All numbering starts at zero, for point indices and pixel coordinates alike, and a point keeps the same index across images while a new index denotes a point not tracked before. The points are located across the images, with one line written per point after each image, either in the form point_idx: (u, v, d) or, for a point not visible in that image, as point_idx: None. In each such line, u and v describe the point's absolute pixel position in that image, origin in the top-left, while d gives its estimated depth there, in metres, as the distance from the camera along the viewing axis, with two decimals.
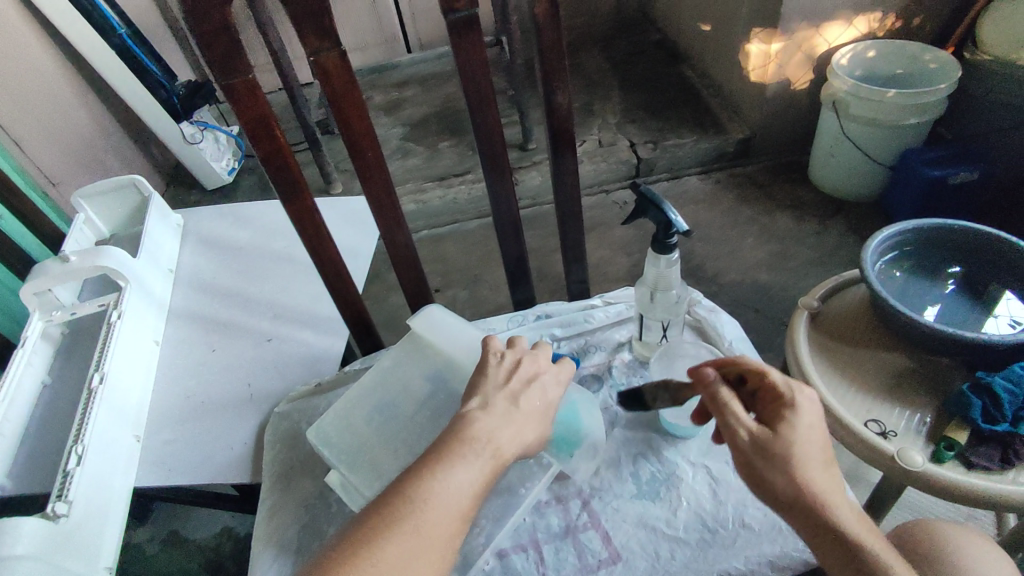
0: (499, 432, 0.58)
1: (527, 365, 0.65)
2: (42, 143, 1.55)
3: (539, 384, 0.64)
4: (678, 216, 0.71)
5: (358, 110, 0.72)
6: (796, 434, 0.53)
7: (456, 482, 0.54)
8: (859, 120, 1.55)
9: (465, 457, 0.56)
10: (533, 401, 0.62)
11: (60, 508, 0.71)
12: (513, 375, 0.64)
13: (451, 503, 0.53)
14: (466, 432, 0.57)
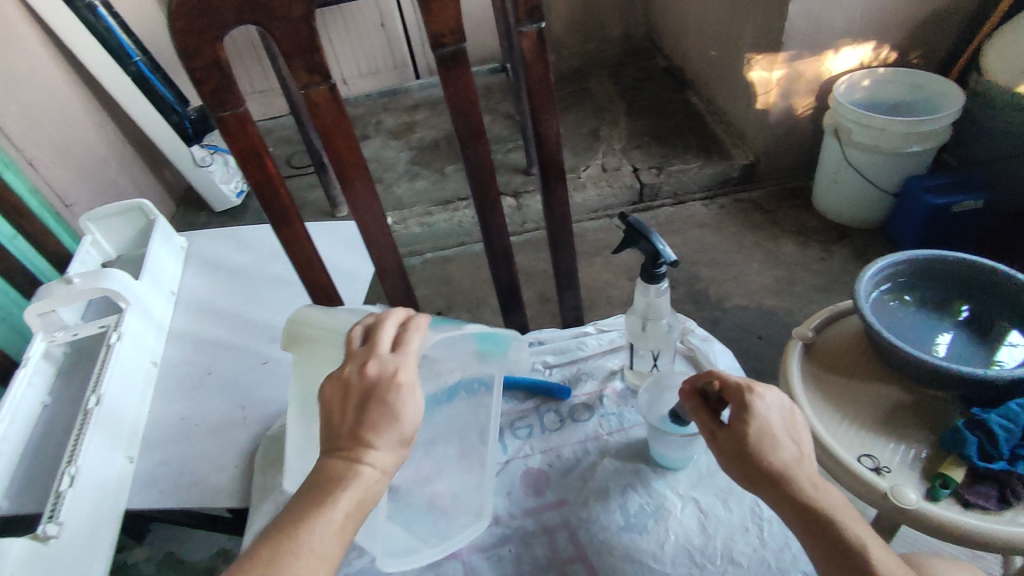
0: (356, 467, 0.52)
1: (357, 382, 0.55)
2: (57, 165, 1.60)
3: (376, 396, 0.54)
4: (666, 247, 0.71)
5: (349, 144, 0.74)
6: (752, 428, 0.56)
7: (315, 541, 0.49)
8: (861, 147, 1.55)
9: (320, 507, 0.50)
10: (380, 422, 0.54)
11: (50, 529, 0.72)
12: (350, 392, 0.55)
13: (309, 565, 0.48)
14: (327, 477, 0.52)
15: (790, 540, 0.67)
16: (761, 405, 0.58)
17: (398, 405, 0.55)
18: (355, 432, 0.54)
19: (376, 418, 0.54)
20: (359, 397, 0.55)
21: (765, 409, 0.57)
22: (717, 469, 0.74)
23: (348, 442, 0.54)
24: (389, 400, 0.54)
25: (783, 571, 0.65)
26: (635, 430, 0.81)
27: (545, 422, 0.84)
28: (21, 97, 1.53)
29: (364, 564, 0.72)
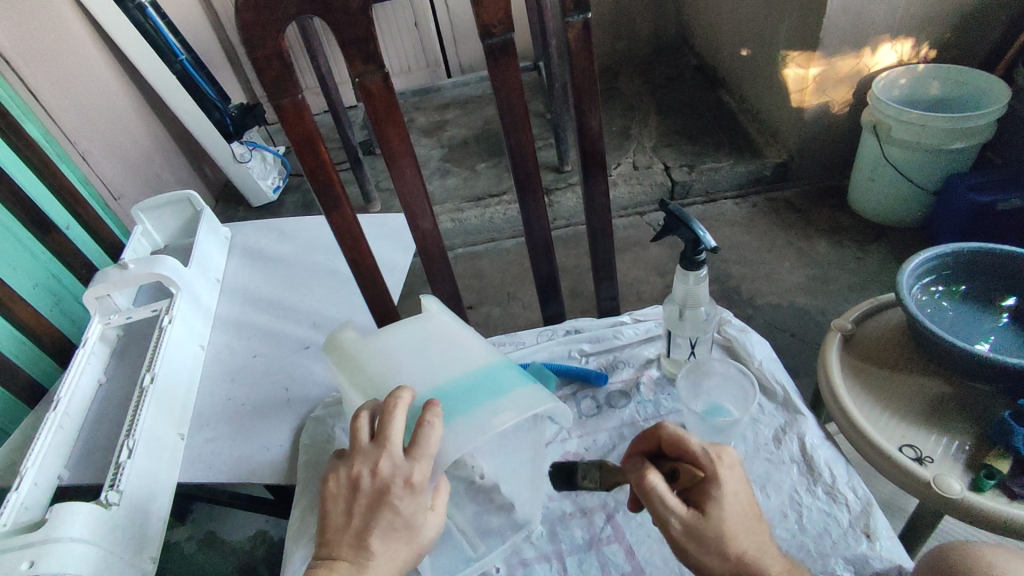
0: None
1: (370, 483, 0.58)
2: (108, 159, 1.66)
3: (388, 505, 0.57)
4: (707, 234, 0.72)
5: (399, 132, 0.77)
6: (726, 513, 0.54)
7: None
8: (899, 143, 1.53)
9: None
10: (386, 530, 0.57)
11: (112, 496, 0.76)
12: (361, 493, 0.58)
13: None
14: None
15: (829, 526, 0.67)
16: (728, 487, 0.56)
17: (410, 512, 0.58)
18: (366, 532, 0.57)
19: (386, 526, 0.57)
20: (370, 502, 0.58)
21: (730, 491, 0.56)
22: (755, 455, 0.75)
23: (353, 545, 0.57)
24: (400, 512, 0.57)
25: (823, 555, 0.64)
26: (672, 417, 0.81)
27: (582, 408, 0.85)
28: (76, 94, 1.60)
29: None
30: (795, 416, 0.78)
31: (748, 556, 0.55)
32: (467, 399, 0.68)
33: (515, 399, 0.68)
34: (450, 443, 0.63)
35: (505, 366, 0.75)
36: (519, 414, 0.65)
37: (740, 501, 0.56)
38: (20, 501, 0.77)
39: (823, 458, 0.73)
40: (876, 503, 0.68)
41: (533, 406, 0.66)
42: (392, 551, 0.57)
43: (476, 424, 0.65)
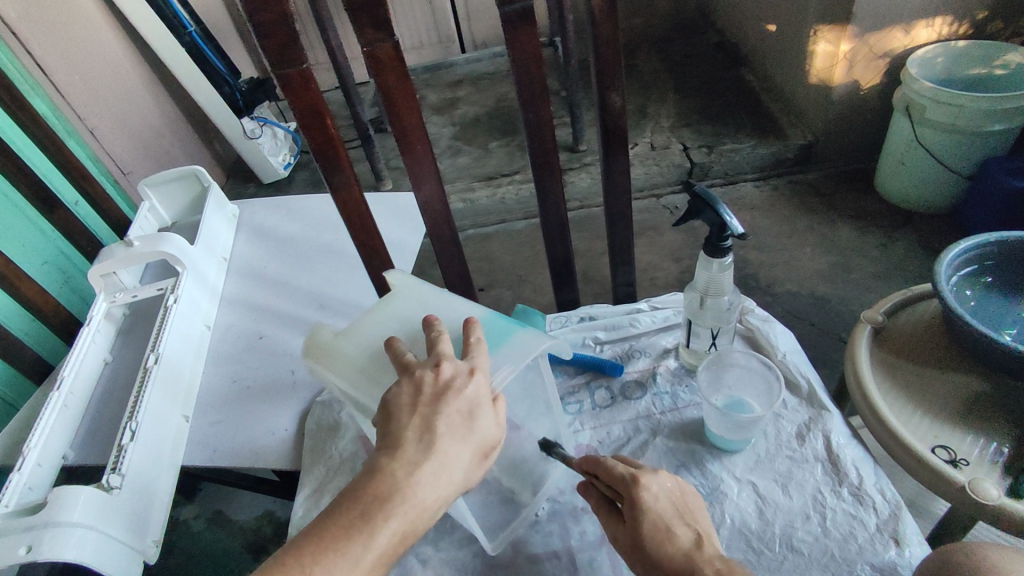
0: (423, 477, 0.51)
1: (438, 381, 0.56)
2: (115, 132, 1.63)
3: (454, 391, 0.55)
4: (734, 219, 0.68)
5: (410, 105, 0.74)
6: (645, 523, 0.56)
7: (410, 512, 0.51)
8: (933, 125, 1.46)
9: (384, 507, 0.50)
10: (454, 432, 0.54)
11: (114, 480, 0.75)
12: (424, 390, 0.55)
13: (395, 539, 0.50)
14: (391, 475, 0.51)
15: (855, 530, 0.63)
16: (650, 495, 0.58)
17: (474, 407, 0.55)
18: (438, 420, 0.53)
19: (451, 420, 0.54)
20: (435, 393, 0.55)
21: (653, 500, 0.57)
22: (777, 453, 0.71)
23: (418, 436, 0.53)
24: (468, 397, 0.55)
25: (848, 561, 0.61)
26: (690, 411, 0.78)
27: (595, 399, 0.82)
28: (83, 67, 1.56)
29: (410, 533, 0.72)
30: (821, 413, 0.74)
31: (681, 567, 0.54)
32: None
33: (512, 350, 0.65)
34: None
35: (490, 315, 0.71)
36: (517, 365, 0.63)
37: (664, 509, 0.57)
38: (23, 482, 0.76)
39: (850, 457, 0.69)
40: (905, 507, 0.64)
41: (528, 352, 0.64)
42: (458, 445, 0.53)
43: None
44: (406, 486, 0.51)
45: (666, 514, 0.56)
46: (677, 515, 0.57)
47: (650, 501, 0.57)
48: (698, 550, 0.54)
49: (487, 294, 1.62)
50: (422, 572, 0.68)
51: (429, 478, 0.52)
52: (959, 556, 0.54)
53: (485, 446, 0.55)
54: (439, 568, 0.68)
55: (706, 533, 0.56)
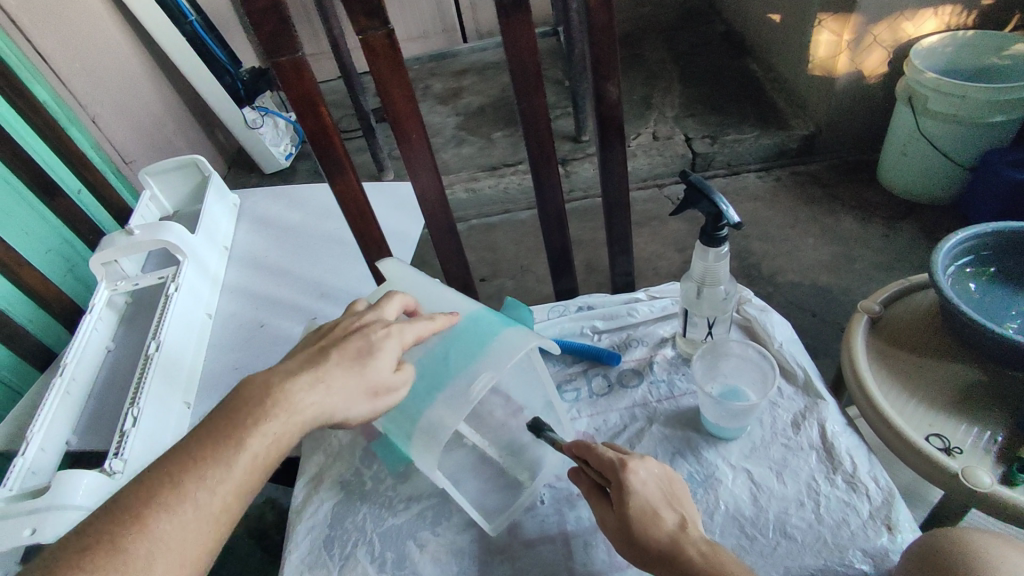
0: (297, 388, 0.55)
1: (352, 323, 0.63)
2: (117, 122, 1.63)
3: (361, 333, 0.61)
4: (730, 209, 0.67)
5: (405, 95, 0.74)
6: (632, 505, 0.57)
7: (280, 420, 0.53)
8: (934, 116, 1.45)
9: (248, 416, 0.52)
10: (342, 357, 0.58)
11: (116, 465, 0.76)
12: (338, 329, 0.63)
13: (269, 443, 0.52)
14: (260, 388, 0.54)
15: (848, 516, 0.64)
16: (638, 479, 0.58)
17: (375, 351, 0.60)
18: (333, 348, 0.59)
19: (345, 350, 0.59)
20: (346, 333, 0.62)
21: (641, 485, 0.58)
22: (772, 441, 0.72)
23: (310, 358, 0.58)
24: (371, 341, 0.60)
25: (840, 547, 0.61)
26: (686, 399, 0.78)
27: (592, 386, 0.83)
28: (85, 57, 1.56)
29: (409, 518, 0.73)
30: (816, 401, 0.74)
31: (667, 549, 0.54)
32: (443, 351, 0.67)
33: (496, 351, 0.65)
34: (434, 413, 0.63)
35: (483, 310, 0.71)
36: (497, 371, 0.62)
37: (652, 494, 0.58)
38: (26, 466, 0.78)
39: (844, 445, 0.69)
40: (898, 495, 0.64)
41: (512, 353, 0.64)
42: (344, 369, 0.58)
43: (454, 391, 0.63)
44: (275, 398, 0.53)
45: (653, 497, 0.57)
46: (664, 500, 0.58)
47: (638, 484, 0.58)
48: (682, 533, 0.55)
49: (490, 283, 1.62)
50: (420, 556, 0.69)
51: (304, 388, 0.55)
52: (945, 543, 0.55)
53: (376, 383, 0.59)
54: (437, 553, 0.69)
55: (691, 518, 0.58)
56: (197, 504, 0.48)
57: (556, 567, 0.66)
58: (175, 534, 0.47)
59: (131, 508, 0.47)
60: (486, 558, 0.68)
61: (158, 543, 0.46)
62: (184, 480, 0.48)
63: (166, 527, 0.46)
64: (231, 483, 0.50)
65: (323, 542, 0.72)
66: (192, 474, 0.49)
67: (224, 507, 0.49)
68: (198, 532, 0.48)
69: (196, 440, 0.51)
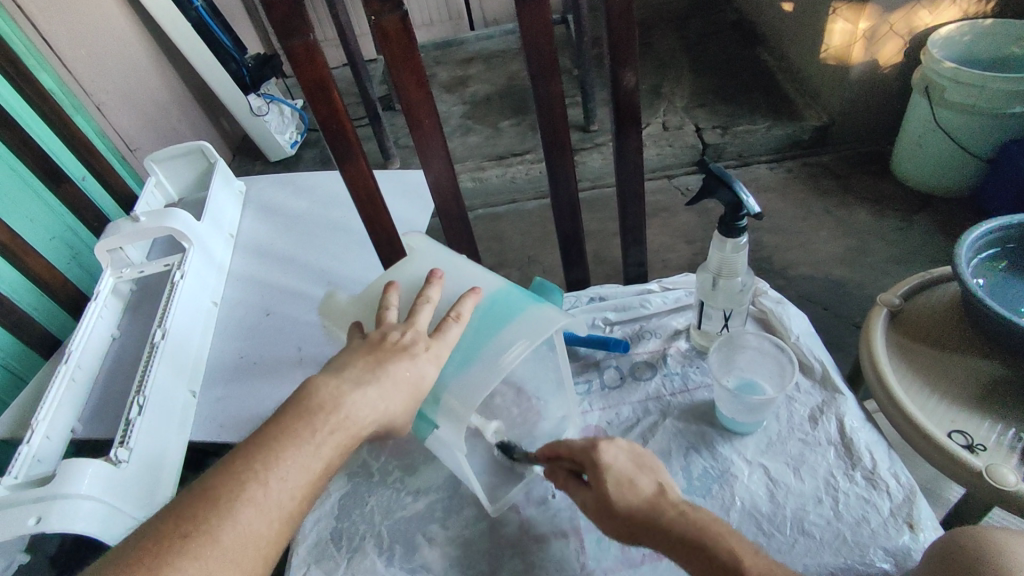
0: (360, 401, 0.53)
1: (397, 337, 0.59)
2: (122, 108, 1.62)
3: (407, 351, 0.57)
4: (750, 198, 0.66)
5: (417, 79, 0.72)
6: (606, 475, 0.58)
7: (348, 418, 0.52)
8: (951, 107, 1.42)
9: (311, 424, 0.51)
10: (399, 371, 0.55)
11: (121, 454, 0.75)
12: (384, 340, 0.58)
13: (337, 441, 0.51)
14: (322, 397, 0.52)
15: (868, 514, 0.62)
16: (609, 454, 0.59)
17: (425, 372, 0.57)
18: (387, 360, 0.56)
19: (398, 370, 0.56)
20: (394, 346, 0.58)
21: (613, 456, 0.59)
22: (789, 436, 0.70)
23: (364, 369, 0.55)
24: (420, 361, 0.57)
25: (860, 546, 0.60)
26: (701, 392, 0.77)
27: (604, 378, 0.81)
28: (90, 42, 1.54)
29: (418, 510, 0.72)
30: (835, 396, 0.73)
31: (642, 514, 0.55)
32: (474, 327, 0.66)
33: (529, 323, 0.65)
34: (469, 384, 0.61)
35: (507, 286, 0.71)
36: (535, 341, 0.63)
37: (624, 466, 0.58)
38: (31, 454, 0.77)
39: (864, 441, 0.68)
40: (919, 492, 0.63)
41: (547, 326, 0.64)
42: (401, 386, 0.55)
43: (487, 362, 0.62)
44: (340, 397, 0.52)
45: (626, 468, 0.58)
46: (638, 470, 0.58)
47: (611, 458, 0.59)
48: (661, 498, 0.56)
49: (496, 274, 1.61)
50: (431, 550, 0.68)
51: (365, 399, 0.53)
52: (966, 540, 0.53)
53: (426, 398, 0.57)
54: (447, 547, 0.68)
55: (670, 486, 0.58)
56: (275, 498, 0.48)
57: (567, 562, 0.65)
58: (252, 526, 0.46)
59: (215, 494, 0.46)
60: (497, 553, 0.67)
61: (241, 530, 0.46)
62: (263, 471, 0.48)
63: (246, 517, 0.46)
64: (304, 479, 0.49)
65: (331, 534, 0.71)
66: (270, 465, 0.48)
67: (296, 505, 0.49)
68: (270, 527, 0.47)
69: (273, 428, 0.50)
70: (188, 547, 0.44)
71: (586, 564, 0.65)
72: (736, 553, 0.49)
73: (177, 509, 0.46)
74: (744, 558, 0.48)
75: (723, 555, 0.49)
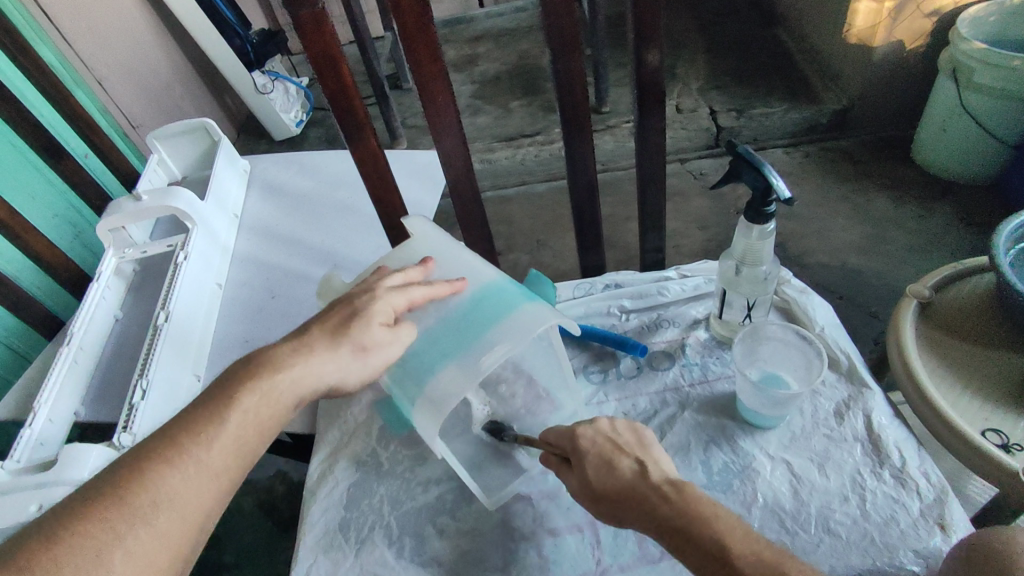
0: (295, 362, 0.56)
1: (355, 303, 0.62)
2: (124, 84, 1.58)
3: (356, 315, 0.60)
4: (781, 182, 0.62)
5: (431, 53, 0.69)
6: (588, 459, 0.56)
7: (275, 384, 0.54)
8: (981, 90, 1.37)
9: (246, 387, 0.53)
10: (339, 331, 0.59)
11: (125, 439, 0.73)
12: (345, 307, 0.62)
13: (259, 403, 0.52)
14: (262, 360, 0.55)
15: (896, 514, 0.60)
16: (587, 438, 0.58)
17: (370, 335, 0.59)
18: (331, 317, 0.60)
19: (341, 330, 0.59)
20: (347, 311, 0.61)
21: (591, 441, 0.57)
22: (813, 431, 0.68)
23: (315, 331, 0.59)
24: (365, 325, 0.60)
25: (889, 547, 0.58)
26: (720, 384, 0.74)
27: (621, 368, 0.78)
28: (90, 15, 1.50)
29: (429, 502, 0.70)
30: (861, 390, 0.70)
31: (626, 496, 0.52)
32: (457, 315, 0.64)
33: (516, 324, 0.61)
34: (443, 381, 0.59)
35: (505, 281, 0.67)
36: (514, 346, 0.59)
37: (603, 449, 0.56)
38: (33, 438, 0.75)
39: (892, 438, 0.65)
40: (951, 492, 0.60)
41: (532, 329, 0.60)
42: (339, 344, 0.58)
43: (463, 361, 0.60)
44: (279, 358, 0.55)
45: (605, 450, 0.56)
46: (614, 450, 0.56)
47: (587, 444, 0.57)
48: (640, 476, 0.53)
49: (505, 258, 1.58)
50: (442, 543, 0.66)
51: (301, 359, 0.56)
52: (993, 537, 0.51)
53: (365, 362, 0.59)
54: (458, 541, 0.66)
55: (654, 461, 0.55)
56: (196, 462, 0.48)
57: (582, 557, 0.63)
58: (179, 489, 0.46)
59: (134, 463, 0.46)
60: (510, 547, 0.65)
61: (168, 492, 0.46)
62: (181, 438, 0.48)
63: (171, 481, 0.46)
64: (227, 440, 0.50)
65: (339, 524, 0.69)
66: (190, 432, 0.49)
67: (224, 466, 0.49)
68: (199, 490, 0.47)
69: (198, 404, 0.52)
70: (105, 516, 0.43)
71: (602, 561, 0.63)
72: (724, 534, 0.47)
73: (106, 478, 0.46)
74: (732, 543, 0.46)
75: (714, 538, 0.47)
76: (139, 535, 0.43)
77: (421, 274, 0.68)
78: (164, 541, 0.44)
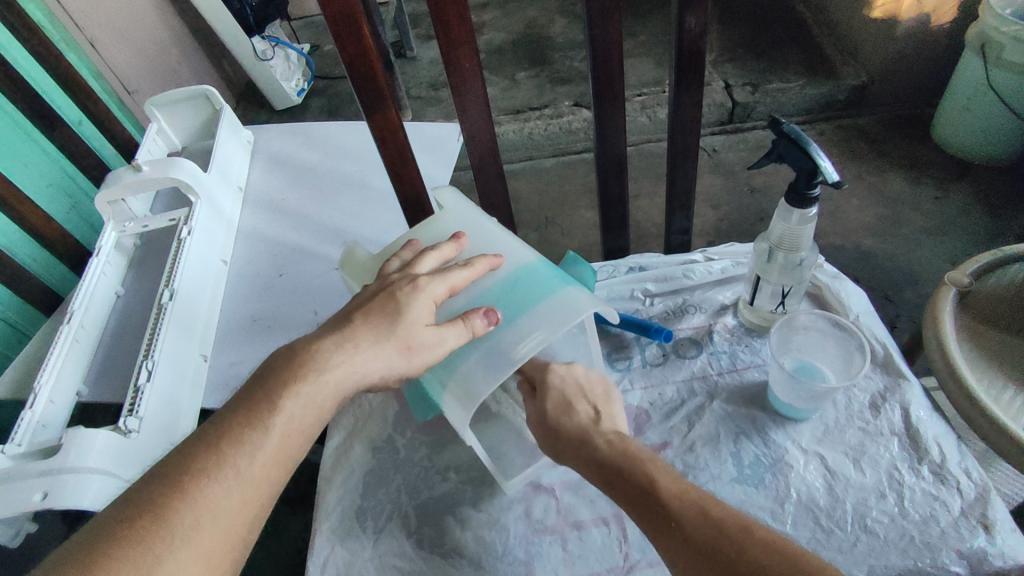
0: (335, 360, 0.51)
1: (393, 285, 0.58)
2: (119, 47, 1.51)
3: (393, 297, 0.56)
4: (828, 163, 0.58)
5: (459, 14, 0.64)
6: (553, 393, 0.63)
7: (320, 386, 0.50)
8: (1010, 66, 1.31)
9: (282, 391, 0.49)
10: (377, 321, 0.54)
11: (131, 423, 0.70)
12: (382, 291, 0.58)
13: (305, 408, 0.49)
14: (299, 358, 0.51)
15: (936, 512, 0.58)
16: (557, 376, 0.64)
17: (413, 317, 0.55)
18: (370, 310, 0.55)
19: (379, 314, 0.55)
20: (384, 295, 0.57)
21: (558, 380, 0.64)
22: (848, 424, 0.65)
23: (351, 319, 0.55)
24: (405, 307, 0.55)
25: (931, 547, 0.56)
26: (750, 373, 0.72)
27: (646, 356, 0.76)
28: None
29: (449, 489, 0.68)
30: (898, 381, 0.67)
31: (582, 434, 0.58)
32: (492, 292, 0.62)
33: (552, 311, 0.58)
34: (472, 366, 0.57)
35: (539, 262, 0.64)
36: (551, 334, 0.56)
37: (570, 389, 0.63)
38: (35, 420, 0.72)
39: (931, 432, 0.63)
40: (993, 490, 0.59)
41: (571, 316, 0.57)
42: (377, 330, 0.54)
43: (501, 345, 0.58)
44: (319, 353, 0.51)
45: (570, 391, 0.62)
46: (578, 396, 0.62)
47: (555, 381, 0.64)
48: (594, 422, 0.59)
49: None
50: (462, 534, 0.64)
51: (342, 356, 0.52)
52: None
53: (410, 351, 0.54)
54: (480, 531, 0.64)
55: (609, 413, 0.61)
56: (237, 474, 0.45)
57: (608, 550, 0.61)
58: (218, 505, 0.44)
59: (173, 476, 0.44)
60: (534, 539, 0.63)
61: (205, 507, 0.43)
62: (221, 446, 0.46)
63: (210, 498, 0.43)
64: (269, 451, 0.47)
65: (356, 512, 0.67)
66: (231, 440, 0.46)
67: (266, 474, 0.46)
68: (239, 503, 0.45)
69: (238, 405, 0.48)
70: (145, 539, 0.41)
71: (629, 555, 0.61)
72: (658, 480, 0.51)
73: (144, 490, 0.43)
74: (657, 483, 0.51)
75: (641, 474, 0.52)
76: (179, 557, 0.41)
77: (454, 250, 0.65)
78: (205, 561, 0.42)
